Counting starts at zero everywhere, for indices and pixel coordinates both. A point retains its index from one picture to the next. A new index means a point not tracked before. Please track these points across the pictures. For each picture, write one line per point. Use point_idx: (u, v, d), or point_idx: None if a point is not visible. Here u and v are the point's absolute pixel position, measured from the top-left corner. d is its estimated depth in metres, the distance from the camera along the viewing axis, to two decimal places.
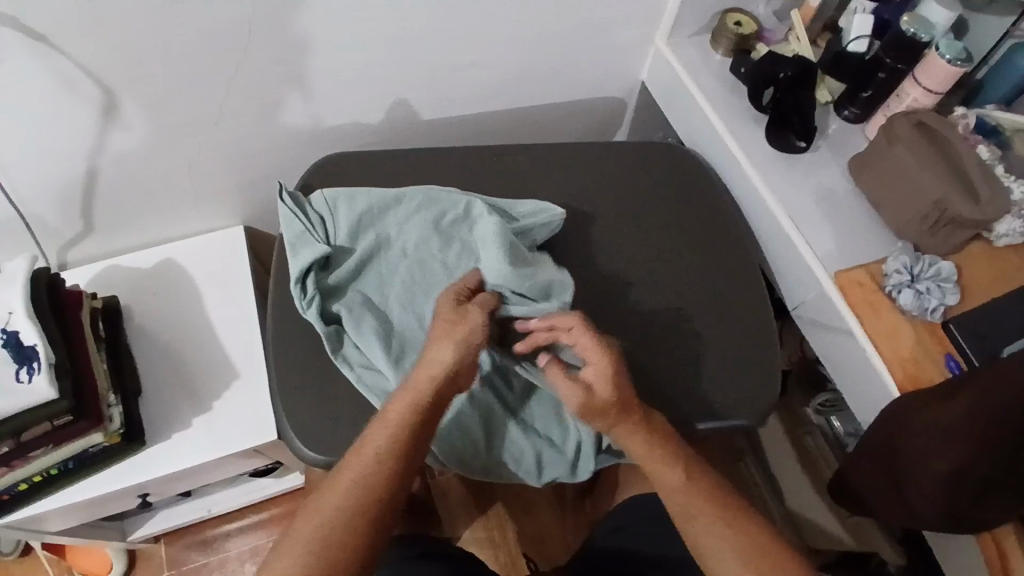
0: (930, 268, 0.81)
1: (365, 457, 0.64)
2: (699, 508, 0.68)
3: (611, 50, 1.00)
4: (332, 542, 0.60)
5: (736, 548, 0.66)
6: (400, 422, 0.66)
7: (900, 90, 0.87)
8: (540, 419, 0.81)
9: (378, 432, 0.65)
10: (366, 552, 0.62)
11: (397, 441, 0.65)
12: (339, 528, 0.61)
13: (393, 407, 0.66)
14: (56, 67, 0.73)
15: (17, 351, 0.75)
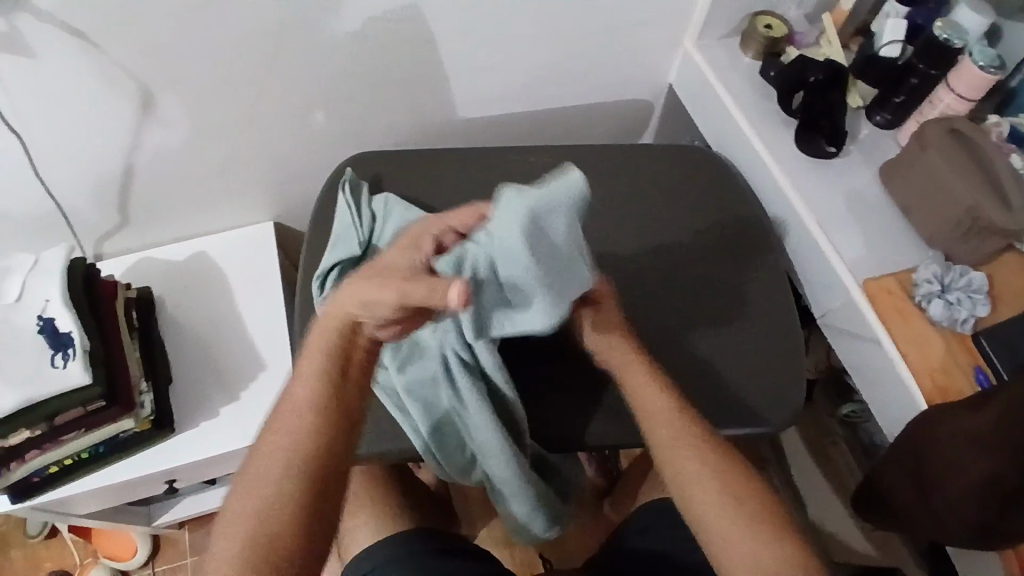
0: (961, 278, 0.80)
1: (292, 411, 0.62)
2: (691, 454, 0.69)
3: (640, 52, 1.00)
4: (274, 503, 0.59)
5: (719, 497, 0.67)
6: (315, 377, 0.63)
7: (934, 96, 0.85)
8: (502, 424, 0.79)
9: (296, 393, 0.63)
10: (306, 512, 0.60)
11: (320, 389, 0.63)
12: (276, 487, 0.60)
13: (308, 354, 0.64)
14: (96, 65, 0.75)
15: (53, 338, 0.78)
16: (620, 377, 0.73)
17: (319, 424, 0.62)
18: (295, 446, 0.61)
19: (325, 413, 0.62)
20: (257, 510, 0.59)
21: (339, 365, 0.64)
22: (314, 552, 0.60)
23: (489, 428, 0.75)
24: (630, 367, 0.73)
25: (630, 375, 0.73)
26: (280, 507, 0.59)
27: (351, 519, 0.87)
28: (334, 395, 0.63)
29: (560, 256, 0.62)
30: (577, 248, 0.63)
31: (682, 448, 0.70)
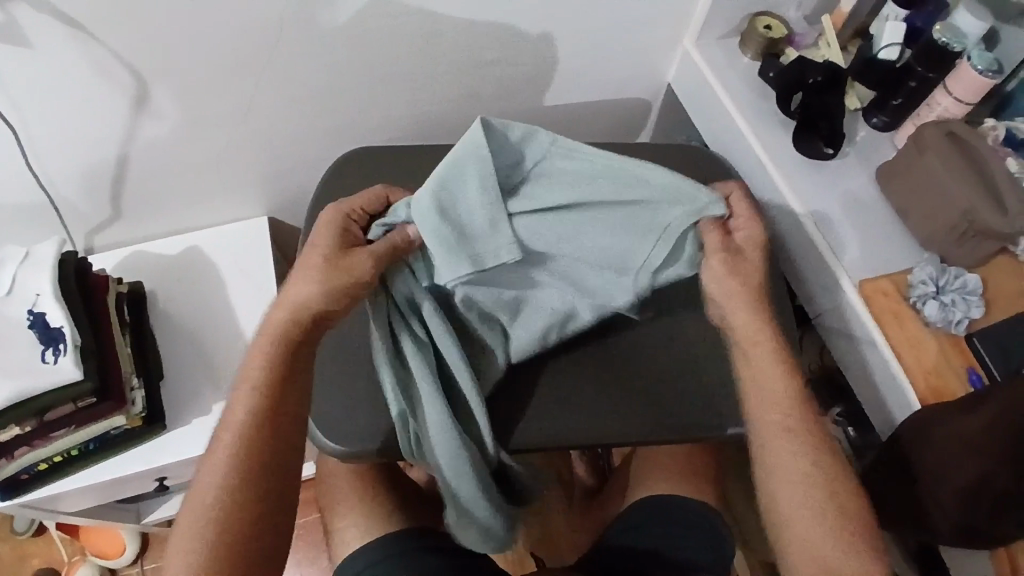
0: (956, 280, 0.81)
1: (238, 415, 0.64)
2: (791, 439, 0.69)
3: (639, 51, 0.99)
4: (223, 508, 0.62)
5: (817, 501, 0.67)
6: (257, 385, 0.65)
7: (932, 99, 0.86)
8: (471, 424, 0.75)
9: (238, 401, 0.65)
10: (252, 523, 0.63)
11: (263, 392, 0.65)
12: (223, 493, 0.62)
13: (256, 357, 0.66)
14: (90, 55, 0.74)
15: (44, 333, 0.76)
16: (746, 342, 0.72)
17: (262, 425, 0.64)
18: (241, 452, 0.63)
19: (267, 415, 0.65)
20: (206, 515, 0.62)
21: (286, 366, 0.66)
22: (265, 548, 0.64)
23: (445, 428, 0.71)
24: (757, 335, 0.71)
25: (757, 345, 0.72)
26: (227, 523, 0.62)
27: (342, 519, 0.87)
28: (279, 395, 0.65)
29: (483, 215, 0.68)
30: (497, 214, 0.68)
31: (795, 439, 0.69)
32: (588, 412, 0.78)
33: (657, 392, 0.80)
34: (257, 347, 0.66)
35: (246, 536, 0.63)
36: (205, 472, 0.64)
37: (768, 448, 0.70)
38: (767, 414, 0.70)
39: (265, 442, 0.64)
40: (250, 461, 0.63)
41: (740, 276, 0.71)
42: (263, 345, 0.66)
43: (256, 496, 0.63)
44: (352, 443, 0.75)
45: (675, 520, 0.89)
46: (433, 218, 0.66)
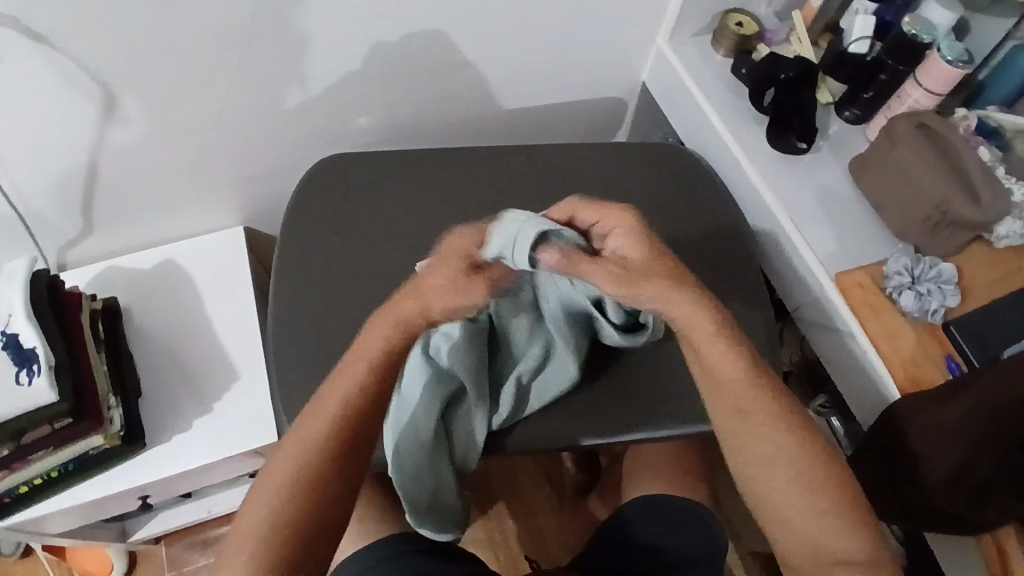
0: (931, 270, 0.81)
1: (343, 389, 0.65)
2: (764, 420, 0.68)
3: (612, 50, 0.99)
4: (306, 477, 0.63)
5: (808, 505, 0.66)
6: (361, 373, 0.65)
7: (902, 92, 0.87)
8: (459, 447, 0.77)
9: (336, 385, 0.65)
10: (325, 507, 0.63)
11: (373, 371, 0.65)
12: (313, 459, 0.63)
13: (361, 345, 0.66)
14: (56, 66, 0.73)
15: (17, 353, 0.75)
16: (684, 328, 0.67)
17: (359, 406, 0.65)
18: (335, 426, 0.64)
19: (370, 397, 0.65)
20: (293, 481, 0.63)
21: (397, 356, 0.66)
22: (328, 532, 0.64)
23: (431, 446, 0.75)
24: (696, 323, 0.66)
25: (703, 344, 0.67)
26: (295, 503, 0.62)
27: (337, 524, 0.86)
28: (386, 377, 0.66)
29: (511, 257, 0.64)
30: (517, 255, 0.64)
31: (795, 444, 0.67)
32: (568, 422, 0.79)
33: (642, 392, 0.80)
34: (374, 328, 0.65)
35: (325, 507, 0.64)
36: (295, 439, 0.65)
37: (730, 426, 0.69)
38: (728, 404, 0.68)
39: (360, 422, 0.65)
40: (341, 437, 0.64)
41: (643, 284, 0.64)
42: (380, 325, 0.65)
43: (337, 470, 0.64)
44: None
45: (665, 518, 0.89)
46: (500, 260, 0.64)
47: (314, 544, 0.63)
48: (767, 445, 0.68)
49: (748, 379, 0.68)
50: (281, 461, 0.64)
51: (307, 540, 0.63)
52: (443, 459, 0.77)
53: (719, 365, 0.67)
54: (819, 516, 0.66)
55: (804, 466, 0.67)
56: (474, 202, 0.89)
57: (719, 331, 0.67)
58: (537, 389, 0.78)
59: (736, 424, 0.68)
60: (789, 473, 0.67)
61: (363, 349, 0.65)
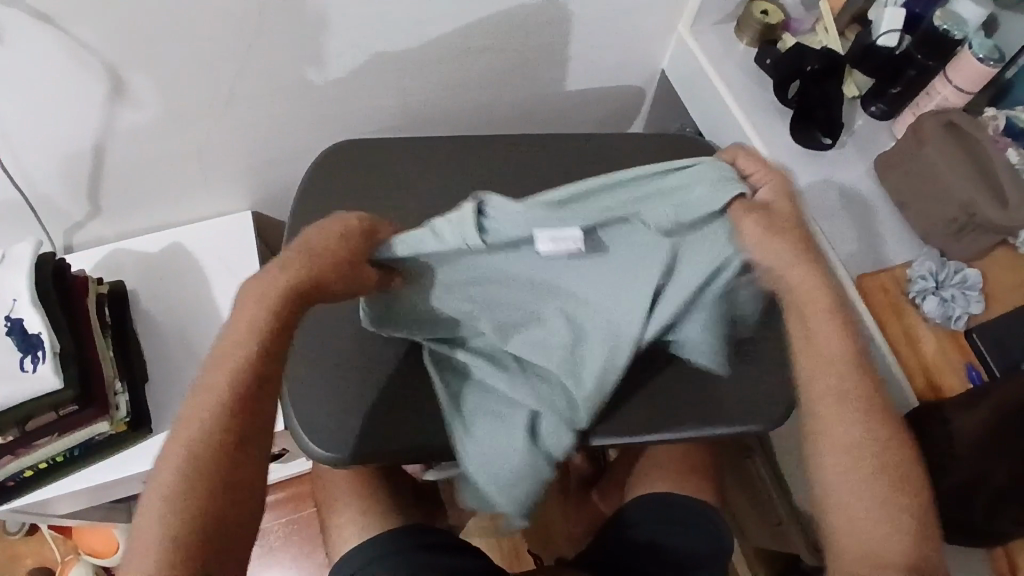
0: (955, 275, 0.79)
1: (218, 379, 0.59)
2: (853, 412, 0.64)
3: (633, 36, 0.96)
4: (189, 481, 0.56)
5: (883, 504, 0.62)
6: (236, 362, 0.59)
7: (930, 88, 0.84)
8: (545, 431, 0.71)
9: (213, 376, 0.59)
10: (220, 506, 0.57)
11: (264, 338, 0.59)
12: (200, 457, 0.57)
13: (238, 329, 0.60)
14: (62, 48, 0.71)
15: (22, 339, 0.74)
16: (804, 304, 0.66)
17: (248, 383, 0.59)
18: (223, 408, 0.58)
19: (257, 371, 0.59)
20: (187, 477, 0.56)
21: (287, 320, 0.60)
22: (234, 532, 0.58)
23: (508, 448, 0.70)
24: (812, 303, 0.66)
25: (807, 303, 0.66)
26: (189, 507, 0.55)
27: (342, 514, 0.86)
28: (264, 357, 0.60)
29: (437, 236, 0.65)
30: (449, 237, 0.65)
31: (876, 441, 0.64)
32: (642, 411, 0.75)
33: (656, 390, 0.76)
34: (252, 296, 0.60)
35: (227, 493, 0.57)
36: (180, 431, 0.58)
37: (823, 410, 0.65)
38: (825, 387, 0.65)
39: (254, 399, 0.59)
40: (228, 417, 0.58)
41: (776, 233, 0.66)
42: (261, 289, 0.60)
43: (238, 455, 0.58)
44: (337, 451, 0.71)
45: (666, 518, 0.88)
46: (432, 243, 0.65)
47: (211, 547, 0.56)
48: (856, 423, 0.64)
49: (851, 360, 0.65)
50: (166, 463, 0.57)
51: (209, 547, 0.55)
52: (531, 452, 0.70)
53: (820, 335, 0.66)
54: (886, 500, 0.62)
55: (881, 463, 0.63)
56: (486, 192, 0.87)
57: (828, 298, 0.66)
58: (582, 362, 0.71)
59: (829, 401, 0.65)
60: (869, 457, 0.63)
61: (241, 329, 0.60)
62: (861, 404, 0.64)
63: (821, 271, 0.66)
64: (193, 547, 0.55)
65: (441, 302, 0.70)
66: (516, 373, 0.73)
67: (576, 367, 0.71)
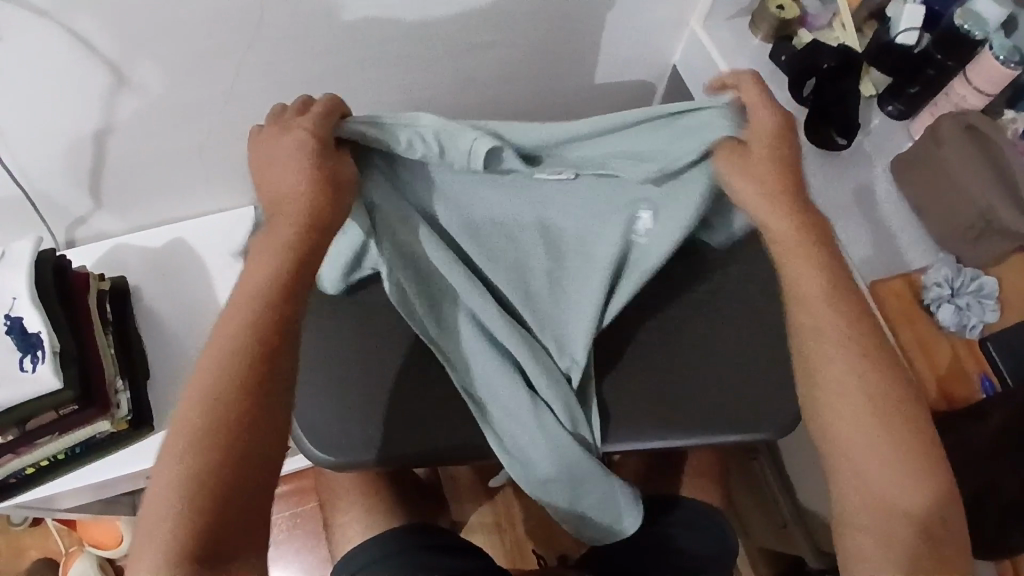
0: (971, 282, 0.77)
1: (237, 315, 0.57)
2: (850, 370, 0.60)
3: (643, 31, 0.94)
4: (212, 422, 0.53)
5: (896, 460, 0.58)
6: (257, 294, 0.58)
7: (949, 89, 0.82)
8: (548, 388, 0.69)
9: (233, 313, 0.58)
10: (246, 449, 0.54)
11: (269, 302, 0.58)
12: (217, 398, 0.54)
13: (259, 267, 0.59)
14: (59, 46, 0.69)
15: (22, 339, 0.74)
16: (785, 251, 0.64)
17: (257, 347, 0.56)
18: (231, 375, 0.55)
19: (263, 338, 0.57)
20: (194, 449, 0.53)
21: (308, 255, 0.60)
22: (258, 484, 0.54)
23: (515, 401, 0.69)
24: (795, 252, 0.64)
25: (782, 241, 0.64)
26: (207, 453, 0.52)
27: (345, 513, 0.85)
28: (285, 295, 0.59)
29: (445, 142, 0.65)
30: (449, 141, 0.65)
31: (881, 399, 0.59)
32: (642, 382, 0.72)
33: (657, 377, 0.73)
34: (260, 253, 0.60)
35: (250, 437, 0.54)
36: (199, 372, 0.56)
37: (818, 360, 0.61)
38: (823, 346, 0.61)
39: (267, 367, 0.56)
40: (240, 385, 0.55)
41: (754, 172, 0.64)
42: (265, 253, 0.60)
43: (251, 426, 0.54)
44: (342, 455, 0.69)
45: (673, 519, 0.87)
46: (439, 146, 0.65)
47: (229, 496, 0.52)
48: (837, 365, 0.61)
49: (832, 297, 0.62)
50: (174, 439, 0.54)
51: (230, 491, 0.52)
52: (539, 404, 0.69)
53: (802, 278, 0.63)
54: (887, 455, 0.58)
55: (887, 415, 0.59)
56: None
57: (801, 235, 0.64)
58: (568, 303, 0.71)
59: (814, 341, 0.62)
60: (856, 399, 0.59)
61: (245, 297, 0.59)
62: (844, 340, 0.61)
63: (796, 208, 0.64)
64: (204, 507, 0.51)
65: (423, 234, 0.70)
66: (506, 316, 0.70)
67: (560, 309, 0.72)
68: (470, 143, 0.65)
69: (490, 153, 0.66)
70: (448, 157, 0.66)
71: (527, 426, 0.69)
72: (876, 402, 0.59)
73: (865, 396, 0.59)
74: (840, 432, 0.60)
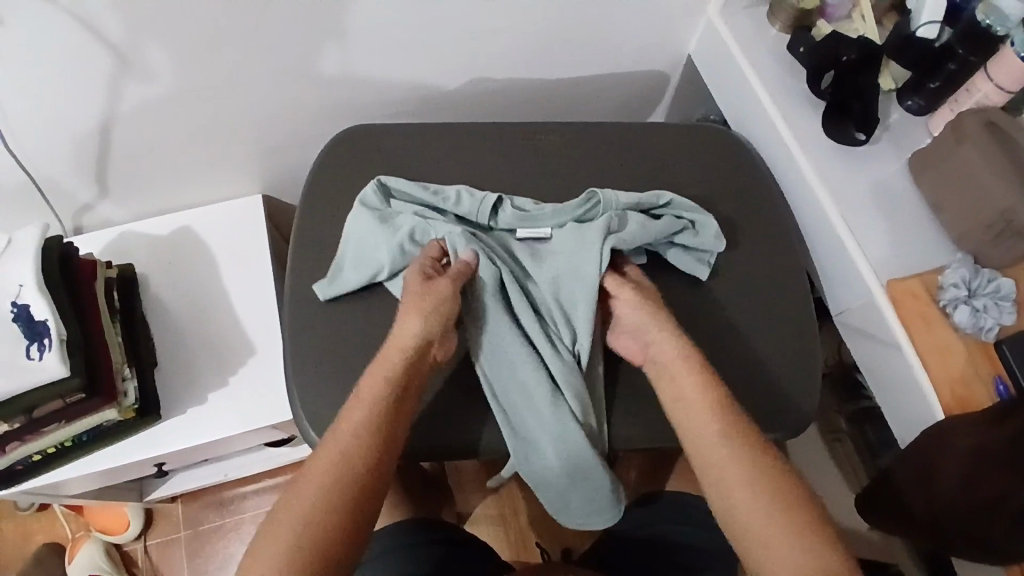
0: (989, 283, 0.75)
1: (358, 408, 0.63)
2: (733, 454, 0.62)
3: (658, 20, 0.92)
4: (328, 503, 0.57)
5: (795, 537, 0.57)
6: (376, 396, 0.63)
7: (971, 84, 0.80)
8: (570, 389, 0.71)
9: (353, 407, 0.63)
10: (350, 537, 0.57)
11: (374, 422, 0.62)
12: (340, 477, 0.58)
13: (375, 372, 0.65)
14: (63, 30, 0.68)
15: (28, 326, 0.73)
16: (672, 365, 0.68)
17: (363, 455, 0.60)
18: (353, 454, 0.60)
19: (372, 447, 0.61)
20: (299, 539, 0.55)
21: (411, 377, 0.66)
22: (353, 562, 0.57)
23: (540, 402, 0.71)
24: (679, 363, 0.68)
25: (674, 364, 0.68)
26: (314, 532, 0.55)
27: None
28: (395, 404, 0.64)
29: (453, 197, 0.79)
30: (456, 197, 0.79)
31: (767, 478, 0.60)
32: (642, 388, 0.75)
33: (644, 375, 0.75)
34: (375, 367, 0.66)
35: (351, 521, 0.57)
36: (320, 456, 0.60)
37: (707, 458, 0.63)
38: (708, 440, 0.63)
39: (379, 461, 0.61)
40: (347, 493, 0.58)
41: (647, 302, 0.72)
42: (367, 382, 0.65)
43: (357, 501, 0.58)
44: None
45: (679, 518, 0.86)
46: (451, 198, 0.79)
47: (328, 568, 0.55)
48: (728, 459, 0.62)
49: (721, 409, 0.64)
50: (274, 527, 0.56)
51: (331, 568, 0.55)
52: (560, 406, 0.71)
53: (683, 385, 0.67)
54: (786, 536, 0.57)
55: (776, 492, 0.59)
56: (501, 182, 0.84)
57: (682, 345, 0.69)
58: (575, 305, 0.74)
59: (704, 442, 0.64)
60: (739, 481, 0.60)
61: (349, 420, 0.62)
62: (726, 438, 0.62)
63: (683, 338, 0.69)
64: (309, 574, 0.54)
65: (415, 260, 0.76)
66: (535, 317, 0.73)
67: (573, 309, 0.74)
68: (475, 198, 0.79)
69: (493, 207, 0.79)
70: (458, 208, 0.79)
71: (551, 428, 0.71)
72: (756, 482, 0.60)
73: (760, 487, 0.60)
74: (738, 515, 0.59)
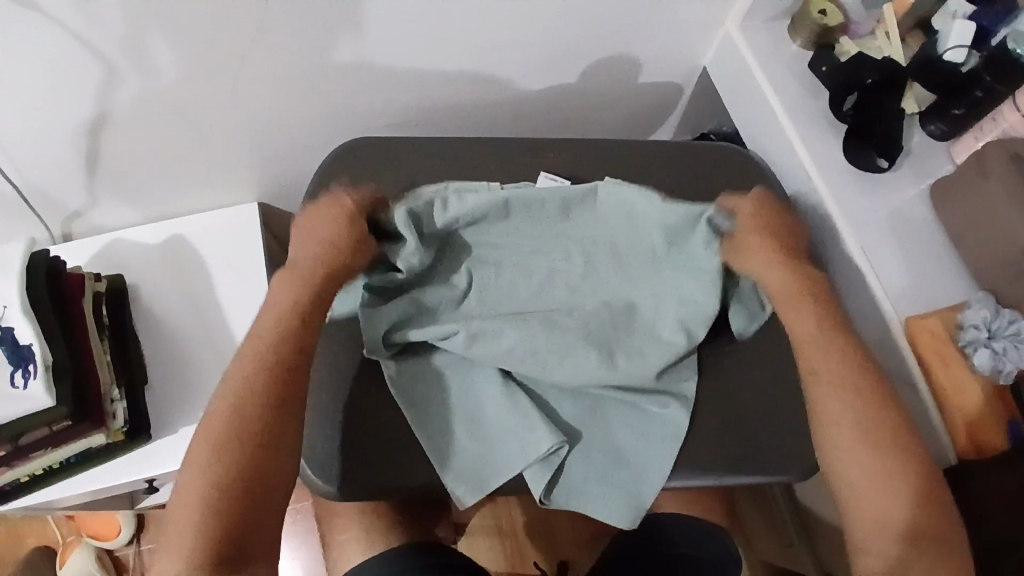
0: (1009, 325, 0.72)
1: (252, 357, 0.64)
2: (841, 391, 0.66)
3: (674, 32, 0.88)
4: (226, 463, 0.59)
5: (896, 479, 0.62)
6: (268, 341, 0.64)
7: (997, 112, 0.76)
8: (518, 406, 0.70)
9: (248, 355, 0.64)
10: (250, 494, 0.59)
11: (260, 383, 0.62)
12: (228, 434, 0.60)
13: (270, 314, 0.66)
14: (45, 44, 0.64)
15: (13, 351, 0.71)
16: (785, 301, 0.71)
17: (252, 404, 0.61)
18: (242, 405, 0.61)
19: (261, 390, 0.62)
20: (201, 501, 0.58)
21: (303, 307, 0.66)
22: (263, 512, 0.60)
23: (500, 427, 0.70)
24: (792, 295, 0.70)
25: (782, 297, 0.71)
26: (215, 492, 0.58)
27: (344, 531, 0.83)
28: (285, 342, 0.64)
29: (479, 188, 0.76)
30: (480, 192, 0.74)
31: (873, 426, 0.64)
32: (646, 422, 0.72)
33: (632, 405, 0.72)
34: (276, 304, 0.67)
35: (251, 473, 0.59)
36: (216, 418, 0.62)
37: (817, 394, 0.67)
38: (820, 367, 0.67)
39: (273, 407, 0.62)
40: (245, 442, 0.60)
41: (759, 246, 0.72)
42: (252, 350, 0.64)
43: (253, 453, 0.60)
44: (350, 483, 0.68)
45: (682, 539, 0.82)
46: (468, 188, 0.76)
47: (235, 528, 0.58)
48: (845, 431, 0.65)
49: (820, 334, 0.69)
50: (180, 510, 0.59)
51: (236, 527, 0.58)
52: (515, 426, 0.69)
53: (797, 318, 0.70)
54: (883, 466, 0.63)
55: (882, 436, 0.64)
56: None
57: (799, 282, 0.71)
58: (582, 311, 0.72)
59: (813, 380, 0.68)
60: (845, 419, 0.65)
61: (238, 377, 0.63)
62: (837, 377, 0.66)
63: (790, 266, 0.72)
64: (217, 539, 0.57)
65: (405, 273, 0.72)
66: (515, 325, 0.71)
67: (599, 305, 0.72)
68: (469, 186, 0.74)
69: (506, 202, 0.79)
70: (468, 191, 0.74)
71: (507, 451, 0.69)
72: (865, 425, 0.64)
73: (869, 461, 0.63)
74: (837, 451, 0.65)
